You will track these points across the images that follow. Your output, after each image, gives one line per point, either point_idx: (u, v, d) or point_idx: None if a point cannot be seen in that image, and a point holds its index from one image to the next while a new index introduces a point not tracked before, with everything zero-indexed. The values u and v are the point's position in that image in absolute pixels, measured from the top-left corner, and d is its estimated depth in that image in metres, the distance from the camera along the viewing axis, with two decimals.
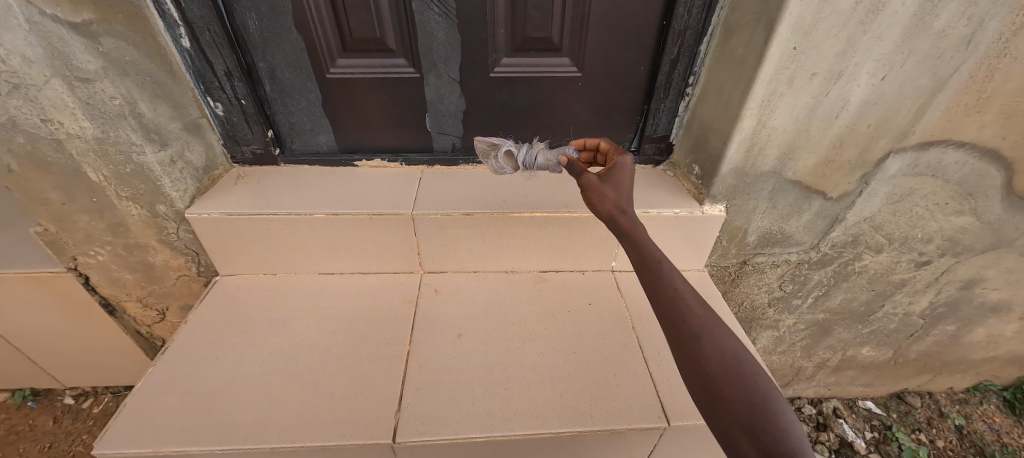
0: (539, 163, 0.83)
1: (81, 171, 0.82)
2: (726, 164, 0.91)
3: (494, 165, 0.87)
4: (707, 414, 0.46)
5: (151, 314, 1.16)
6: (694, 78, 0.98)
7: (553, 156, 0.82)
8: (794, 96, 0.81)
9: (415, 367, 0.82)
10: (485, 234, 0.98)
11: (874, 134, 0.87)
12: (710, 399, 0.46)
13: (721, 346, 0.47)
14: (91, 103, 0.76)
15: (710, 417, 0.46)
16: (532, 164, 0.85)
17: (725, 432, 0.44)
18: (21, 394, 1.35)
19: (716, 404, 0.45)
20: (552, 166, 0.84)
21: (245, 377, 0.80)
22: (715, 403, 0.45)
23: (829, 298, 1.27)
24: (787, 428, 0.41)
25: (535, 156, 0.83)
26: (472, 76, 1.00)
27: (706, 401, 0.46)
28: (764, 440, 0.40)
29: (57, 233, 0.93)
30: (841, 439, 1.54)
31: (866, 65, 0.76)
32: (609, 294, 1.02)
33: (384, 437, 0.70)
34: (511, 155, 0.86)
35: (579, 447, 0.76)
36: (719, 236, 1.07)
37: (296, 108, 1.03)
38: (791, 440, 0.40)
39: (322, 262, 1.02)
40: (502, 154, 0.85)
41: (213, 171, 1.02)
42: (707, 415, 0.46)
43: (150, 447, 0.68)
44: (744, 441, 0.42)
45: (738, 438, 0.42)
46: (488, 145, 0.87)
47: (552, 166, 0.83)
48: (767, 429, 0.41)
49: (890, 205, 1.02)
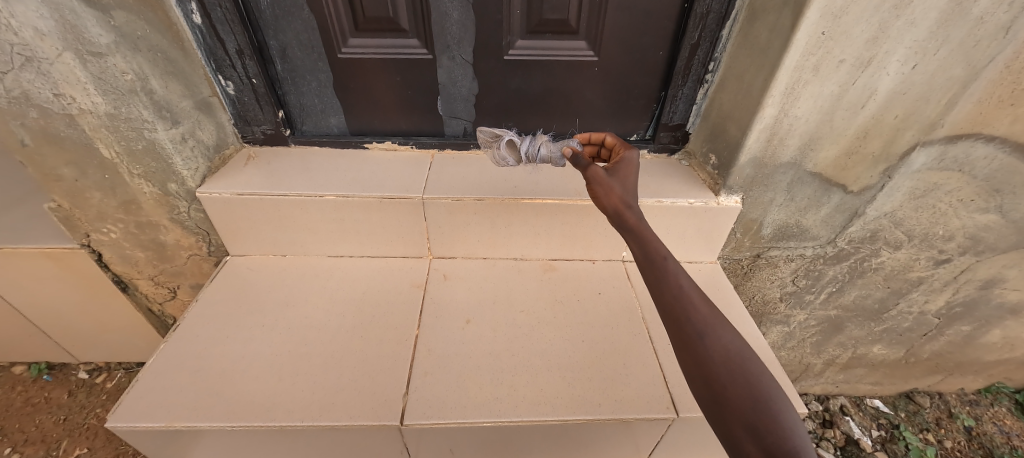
0: (543, 156, 0.83)
1: (93, 147, 0.83)
2: (745, 153, 0.89)
3: (498, 157, 0.85)
4: (710, 415, 0.45)
5: (162, 292, 1.17)
6: (714, 65, 0.95)
7: (557, 147, 0.82)
8: (819, 84, 0.78)
9: (423, 352, 0.82)
10: (494, 220, 0.97)
11: (900, 125, 0.84)
12: (712, 398, 0.45)
13: (722, 344, 0.47)
14: (103, 78, 0.76)
15: (713, 418, 0.44)
16: (535, 157, 0.85)
17: (730, 433, 0.42)
18: (36, 367, 1.37)
19: (719, 404, 0.44)
20: (555, 159, 0.84)
21: (254, 356, 0.81)
22: (718, 402, 0.44)
23: (842, 294, 1.24)
24: (790, 430, 0.40)
25: (539, 149, 0.83)
26: (485, 59, 0.97)
27: (709, 401, 0.45)
28: (766, 439, 0.39)
29: (70, 209, 0.94)
30: (847, 436, 1.51)
31: (898, 51, 0.73)
32: (618, 284, 1.01)
33: (391, 419, 0.70)
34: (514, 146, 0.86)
35: (585, 435, 0.76)
36: (733, 228, 1.05)
37: (307, 88, 1.01)
38: (793, 439, 0.39)
39: (331, 244, 1.02)
40: (506, 145, 0.84)
41: (223, 150, 1.02)
42: (709, 416, 0.45)
43: (161, 422, 0.69)
44: (746, 439, 0.41)
45: (740, 437, 0.41)
46: (490, 136, 0.87)
47: (554, 158, 0.83)
48: (770, 429, 0.40)
49: (912, 200, 0.99)
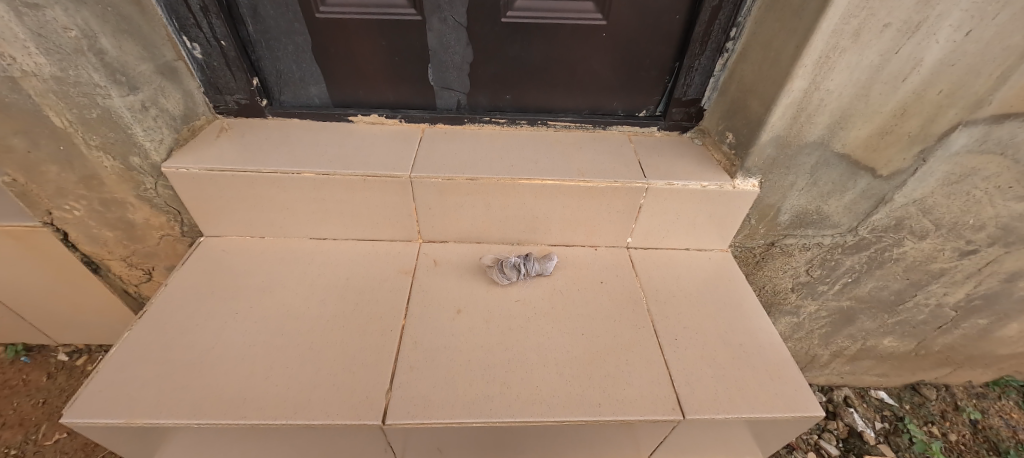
0: (535, 267, 0.89)
1: (42, 115, 0.74)
2: (767, 131, 0.80)
3: (507, 269, 0.87)
4: None
5: (137, 274, 1.11)
6: (736, 31, 0.85)
7: (542, 266, 0.90)
8: (858, 53, 0.68)
9: (409, 344, 0.76)
10: (489, 202, 0.89)
11: (944, 102, 0.74)
12: None
13: None
14: (44, 35, 0.67)
15: None
16: (530, 268, 0.89)
17: None
18: (13, 349, 1.33)
19: None
20: (542, 268, 0.90)
21: (227, 347, 0.75)
22: None
23: (858, 285, 1.18)
24: None
25: (532, 266, 0.89)
26: (481, 23, 0.87)
27: None
28: None
29: (26, 185, 0.86)
30: (850, 428, 1.46)
31: (953, 15, 0.62)
32: (621, 273, 0.94)
33: (373, 418, 0.64)
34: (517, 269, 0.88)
35: (582, 435, 0.71)
36: (748, 214, 0.98)
37: (283, 52, 0.91)
38: None
39: (313, 226, 0.95)
40: (510, 266, 0.88)
41: (193, 121, 0.93)
42: None
43: (121, 418, 0.64)
44: None
45: None
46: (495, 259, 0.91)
47: (542, 269, 0.90)
48: None
49: (945, 187, 0.90)
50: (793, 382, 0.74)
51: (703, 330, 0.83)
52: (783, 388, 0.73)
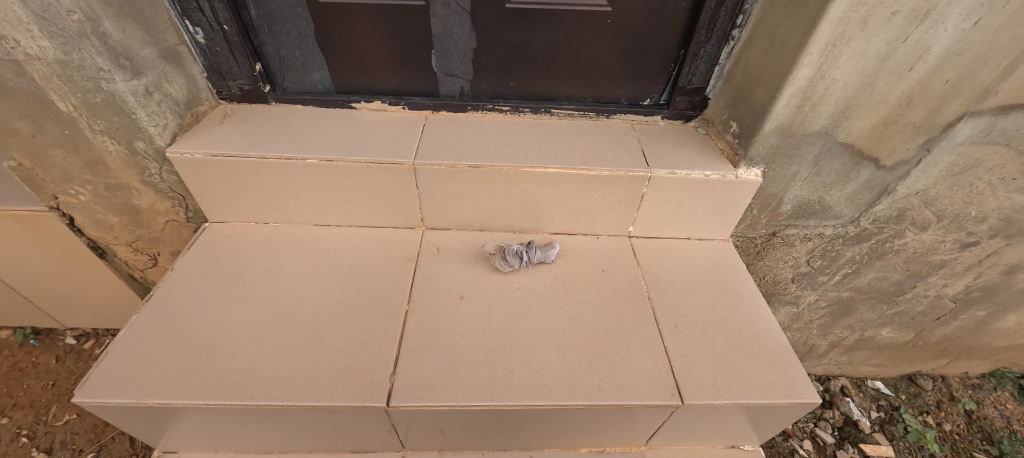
0: (539, 254, 0.90)
1: (46, 99, 0.74)
2: (771, 121, 0.80)
3: (509, 257, 0.87)
4: None
5: (142, 258, 1.12)
6: (743, 18, 0.84)
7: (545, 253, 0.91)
8: (865, 41, 0.68)
9: (412, 330, 0.77)
10: (492, 189, 0.90)
11: (949, 92, 0.74)
12: None
13: None
14: (47, 18, 0.66)
15: None
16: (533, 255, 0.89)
17: None
18: (22, 332, 1.35)
19: None
20: (546, 255, 0.91)
21: (233, 330, 0.76)
22: None
23: (858, 276, 1.18)
24: None
25: (535, 253, 0.90)
26: (484, 8, 0.86)
27: None
28: None
29: (32, 169, 0.87)
30: (846, 417, 1.48)
31: (961, 3, 0.62)
32: (622, 262, 0.94)
33: (378, 401, 0.66)
34: (519, 256, 0.88)
35: (582, 419, 0.72)
36: (750, 203, 0.98)
37: (286, 38, 0.90)
38: None
39: (316, 212, 0.95)
40: (512, 254, 0.88)
41: (195, 106, 0.93)
42: None
43: (132, 398, 0.65)
44: None
45: None
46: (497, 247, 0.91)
47: (545, 255, 0.91)
48: None
49: (948, 178, 0.90)
50: (791, 369, 0.76)
51: (702, 319, 0.83)
52: (780, 375, 0.74)
